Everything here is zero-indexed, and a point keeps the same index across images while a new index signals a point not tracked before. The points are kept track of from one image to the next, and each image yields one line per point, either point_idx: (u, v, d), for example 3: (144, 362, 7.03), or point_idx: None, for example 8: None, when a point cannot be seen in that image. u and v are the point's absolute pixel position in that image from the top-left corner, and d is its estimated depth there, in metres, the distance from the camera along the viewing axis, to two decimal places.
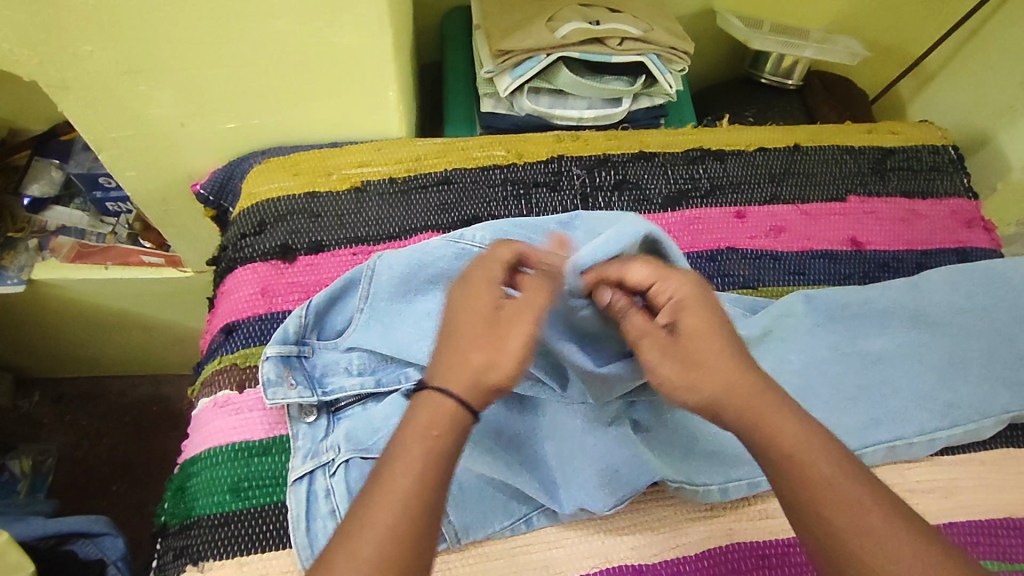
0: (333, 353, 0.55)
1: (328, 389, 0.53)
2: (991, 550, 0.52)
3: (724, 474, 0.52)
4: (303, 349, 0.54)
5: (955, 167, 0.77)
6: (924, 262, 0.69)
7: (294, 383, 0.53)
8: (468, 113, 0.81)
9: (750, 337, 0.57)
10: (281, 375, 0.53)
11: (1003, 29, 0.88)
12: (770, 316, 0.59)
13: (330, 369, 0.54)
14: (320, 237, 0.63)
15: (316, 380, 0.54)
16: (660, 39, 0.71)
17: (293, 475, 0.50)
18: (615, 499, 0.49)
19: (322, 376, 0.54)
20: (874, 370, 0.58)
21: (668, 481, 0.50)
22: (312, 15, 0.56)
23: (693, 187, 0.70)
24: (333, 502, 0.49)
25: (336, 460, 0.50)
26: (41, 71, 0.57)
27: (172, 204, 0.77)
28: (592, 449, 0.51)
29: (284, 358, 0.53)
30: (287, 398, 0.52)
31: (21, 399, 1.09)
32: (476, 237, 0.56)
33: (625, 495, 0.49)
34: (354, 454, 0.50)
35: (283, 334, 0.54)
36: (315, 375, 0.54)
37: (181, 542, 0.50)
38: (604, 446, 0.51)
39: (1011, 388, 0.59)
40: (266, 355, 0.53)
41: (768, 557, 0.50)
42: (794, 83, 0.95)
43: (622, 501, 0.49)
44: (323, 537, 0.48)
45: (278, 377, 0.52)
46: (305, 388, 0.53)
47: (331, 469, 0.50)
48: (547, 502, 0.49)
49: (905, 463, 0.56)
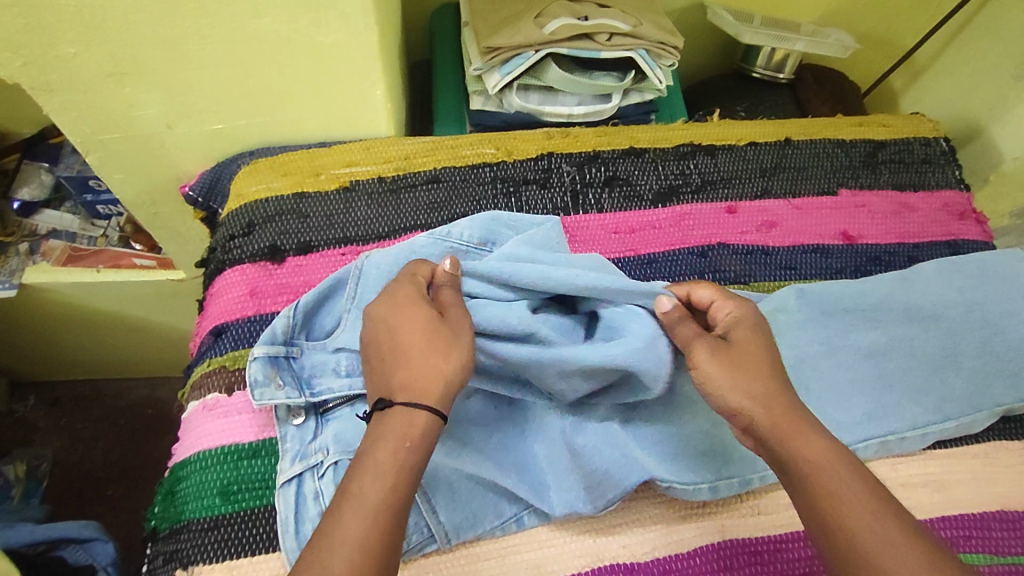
0: (321, 353, 0.55)
1: (316, 390, 0.53)
2: (984, 543, 0.52)
3: (715, 472, 0.51)
4: (292, 350, 0.54)
5: (946, 160, 0.76)
6: (916, 255, 0.69)
7: (282, 384, 0.52)
8: (458, 111, 0.80)
9: None
10: (269, 376, 0.52)
11: (995, 20, 0.88)
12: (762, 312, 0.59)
13: (318, 370, 0.54)
14: (308, 238, 0.62)
15: (304, 381, 0.53)
16: (650, 33, 0.71)
17: (282, 477, 0.50)
18: (605, 499, 0.49)
19: (311, 377, 0.53)
20: (866, 364, 0.58)
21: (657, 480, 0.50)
22: (297, 13, 0.55)
23: (683, 183, 0.69)
24: (322, 504, 0.49)
25: (325, 462, 0.50)
26: (24, 74, 0.56)
27: (162, 206, 0.77)
28: (578, 447, 0.50)
29: (272, 359, 0.53)
30: (275, 399, 0.51)
31: (16, 403, 1.08)
32: (464, 236, 0.58)
33: (615, 495, 0.49)
34: (343, 456, 0.50)
35: (272, 334, 0.53)
36: (303, 376, 0.53)
37: (171, 547, 0.49)
38: (592, 446, 0.50)
39: (1003, 380, 0.59)
40: (254, 355, 0.52)
41: (760, 554, 0.50)
42: (786, 77, 0.94)
43: (612, 502, 0.49)
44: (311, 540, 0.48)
45: (266, 378, 0.52)
46: (293, 389, 0.52)
47: (320, 471, 0.50)
48: (537, 503, 0.49)
49: (898, 457, 0.56)
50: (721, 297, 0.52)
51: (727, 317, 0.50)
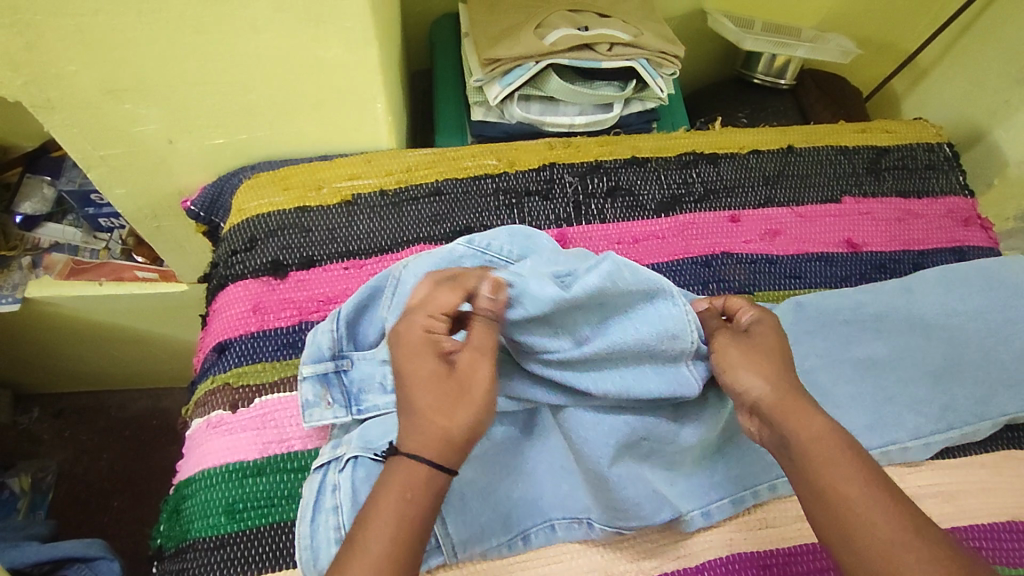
0: (368, 366, 0.54)
1: (363, 407, 0.53)
2: (995, 554, 0.51)
3: (702, 500, 0.51)
4: (341, 363, 0.54)
5: (950, 165, 0.76)
6: (921, 262, 0.69)
7: (331, 401, 0.53)
8: (459, 121, 0.80)
9: None
10: (320, 395, 0.53)
11: (996, 25, 0.88)
12: None
13: (366, 385, 0.53)
14: (311, 253, 0.62)
15: (353, 396, 0.53)
16: (650, 42, 0.70)
17: (318, 461, 0.50)
18: (622, 522, 0.49)
19: (359, 392, 0.53)
20: (865, 372, 0.58)
21: (672, 507, 0.50)
22: (298, 30, 0.55)
23: (686, 192, 0.69)
24: (338, 498, 0.48)
25: (345, 456, 0.50)
26: (25, 92, 0.56)
27: (163, 220, 0.77)
28: (608, 476, 0.49)
29: (322, 377, 0.53)
30: (324, 419, 0.52)
31: (21, 415, 1.08)
32: (505, 249, 0.55)
33: (633, 523, 0.49)
34: (362, 453, 0.49)
35: (318, 352, 0.54)
36: (352, 392, 0.53)
37: (177, 565, 0.49)
38: (626, 476, 0.49)
39: (1010, 390, 0.58)
40: (303, 374, 0.53)
41: (769, 567, 0.50)
42: (787, 82, 0.94)
43: (627, 526, 0.49)
44: (324, 534, 0.47)
45: (317, 398, 0.52)
46: (342, 406, 0.53)
47: (341, 465, 0.50)
48: (535, 510, 0.50)
49: (905, 468, 0.55)
50: (750, 304, 0.51)
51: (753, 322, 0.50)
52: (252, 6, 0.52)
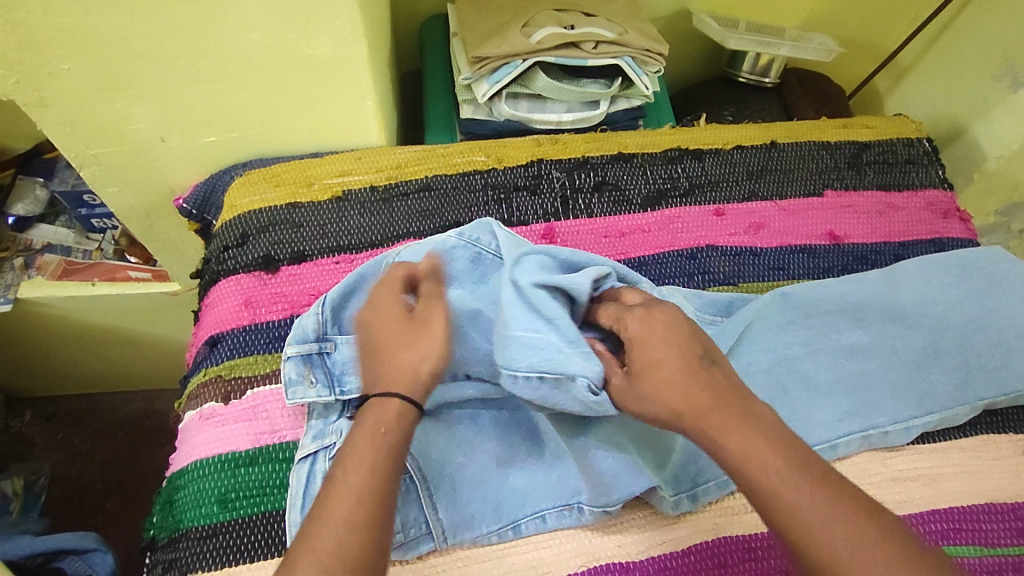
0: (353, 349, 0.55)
1: (346, 387, 0.53)
2: (974, 536, 0.52)
3: (692, 480, 0.52)
4: (325, 345, 0.55)
5: (929, 159, 0.78)
6: (901, 253, 0.70)
7: (314, 381, 0.54)
8: (448, 121, 0.81)
9: (736, 336, 0.58)
10: (303, 374, 0.54)
11: (973, 23, 0.89)
12: (749, 312, 0.60)
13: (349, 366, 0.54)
14: (302, 247, 0.63)
15: (336, 377, 0.54)
16: (634, 40, 0.72)
17: (300, 453, 0.51)
18: (609, 499, 0.50)
19: (342, 374, 0.54)
20: (844, 361, 0.59)
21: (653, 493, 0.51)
22: (287, 28, 0.56)
23: (671, 187, 0.70)
24: None
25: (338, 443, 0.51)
26: (17, 90, 0.57)
27: (156, 218, 0.77)
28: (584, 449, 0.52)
29: (305, 357, 0.54)
30: (306, 397, 0.53)
31: (13, 419, 1.09)
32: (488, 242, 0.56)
33: (619, 499, 0.50)
34: None
35: (303, 333, 0.55)
36: (336, 374, 0.54)
37: (170, 555, 0.50)
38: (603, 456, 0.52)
39: (988, 376, 0.59)
40: (288, 355, 0.54)
41: (754, 550, 0.50)
42: (772, 81, 0.96)
43: (615, 503, 0.50)
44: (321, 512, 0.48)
45: (300, 377, 0.54)
46: (324, 386, 0.54)
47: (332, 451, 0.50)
48: (527, 500, 0.50)
49: (885, 452, 0.56)
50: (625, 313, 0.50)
51: (637, 324, 0.48)
52: (243, 4, 0.53)
